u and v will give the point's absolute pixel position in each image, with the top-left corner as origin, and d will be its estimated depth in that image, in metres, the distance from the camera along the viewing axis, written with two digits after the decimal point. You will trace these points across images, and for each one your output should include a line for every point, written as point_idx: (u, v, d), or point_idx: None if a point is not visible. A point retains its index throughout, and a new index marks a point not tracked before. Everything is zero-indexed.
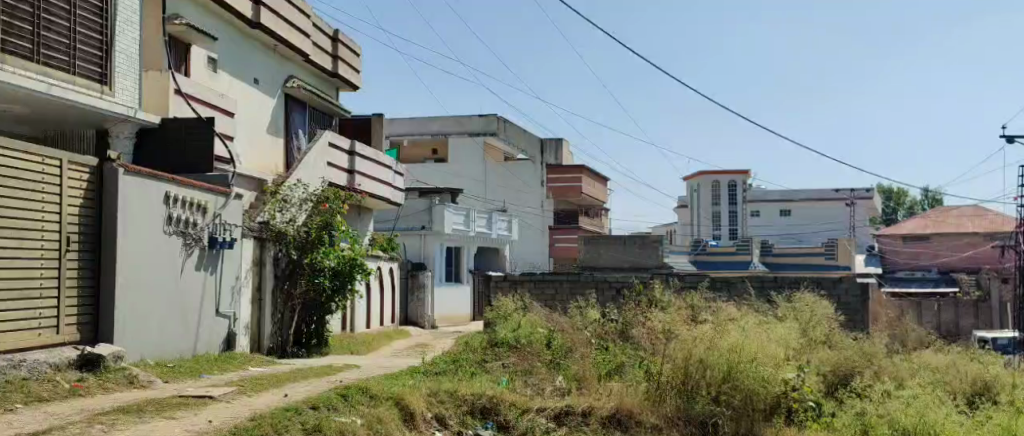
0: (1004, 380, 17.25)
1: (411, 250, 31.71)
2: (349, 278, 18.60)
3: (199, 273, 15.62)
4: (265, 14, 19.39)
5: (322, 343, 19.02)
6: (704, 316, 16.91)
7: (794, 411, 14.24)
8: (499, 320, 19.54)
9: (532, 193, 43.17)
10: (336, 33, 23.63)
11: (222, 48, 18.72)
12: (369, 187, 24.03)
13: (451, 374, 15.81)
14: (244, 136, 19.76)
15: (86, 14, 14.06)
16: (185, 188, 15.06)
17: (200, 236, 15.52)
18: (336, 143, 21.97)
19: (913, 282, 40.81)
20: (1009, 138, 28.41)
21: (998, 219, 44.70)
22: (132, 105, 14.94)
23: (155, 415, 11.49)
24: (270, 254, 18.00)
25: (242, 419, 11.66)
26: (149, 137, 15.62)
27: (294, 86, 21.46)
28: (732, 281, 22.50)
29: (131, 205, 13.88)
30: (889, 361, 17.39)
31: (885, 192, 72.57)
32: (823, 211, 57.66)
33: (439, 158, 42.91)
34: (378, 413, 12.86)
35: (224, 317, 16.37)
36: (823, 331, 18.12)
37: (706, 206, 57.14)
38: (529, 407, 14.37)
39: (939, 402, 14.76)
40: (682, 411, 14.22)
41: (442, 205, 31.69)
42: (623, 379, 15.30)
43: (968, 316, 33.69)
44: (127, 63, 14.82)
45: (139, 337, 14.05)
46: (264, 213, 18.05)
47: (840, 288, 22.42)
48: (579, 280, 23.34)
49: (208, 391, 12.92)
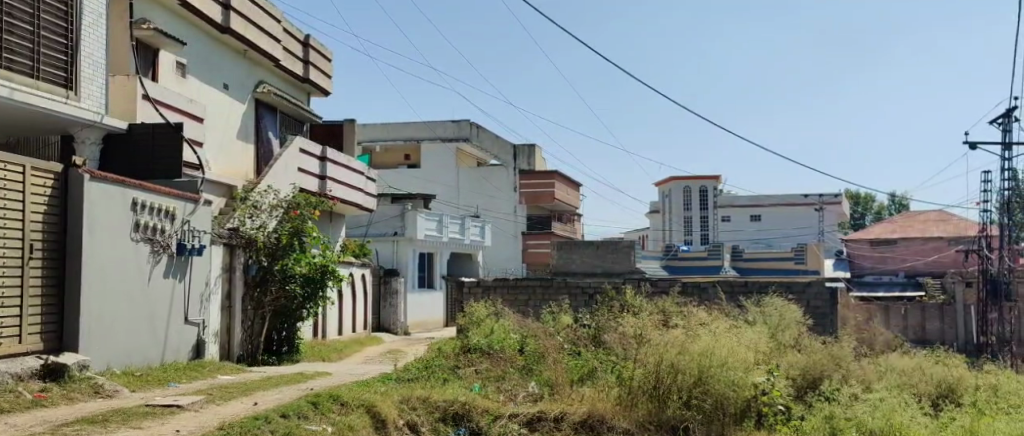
0: (968, 383, 17.49)
1: (384, 255, 31.48)
2: (320, 285, 18.44)
3: (167, 281, 15.44)
4: (235, 17, 19.25)
5: (294, 350, 18.98)
6: (675, 321, 16.85)
7: (764, 415, 14.26)
8: (472, 326, 19.41)
9: (504, 198, 42.58)
10: (307, 37, 23.54)
11: (192, 53, 18.56)
12: (342, 193, 23.90)
13: (424, 381, 15.76)
14: (214, 141, 19.58)
15: (51, 18, 13.88)
16: (153, 193, 14.88)
17: (169, 243, 15.33)
18: (306, 150, 21.84)
19: (881, 286, 41.21)
20: (972, 144, 28.78)
21: (963, 224, 45.20)
22: (99, 110, 14.81)
23: (121, 425, 11.35)
24: (240, 260, 17.77)
25: (212, 428, 11.54)
26: (115, 145, 15.44)
27: (265, 91, 21.29)
28: (704, 286, 22.75)
29: (97, 212, 13.71)
30: (857, 363, 17.54)
31: (853, 198, 73.22)
32: (793, 216, 58.08)
33: (413, 163, 42.95)
34: (349, 421, 12.83)
35: (193, 325, 16.17)
36: (793, 336, 18.32)
37: (678, 212, 57.37)
38: (503, 412, 14.39)
39: (905, 404, 14.89)
40: (655, 414, 14.31)
41: (414, 210, 31.64)
42: (597, 384, 15.34)
43: (933, 318, 34.02)
44: (93, 67, 14.62)
45: (105, 345, 13.85)
46: (235, 218, 18.27)
47: (809, 293, 22.50)
48: (554, 284, 23.25)
49: (176, 400, 12.77)
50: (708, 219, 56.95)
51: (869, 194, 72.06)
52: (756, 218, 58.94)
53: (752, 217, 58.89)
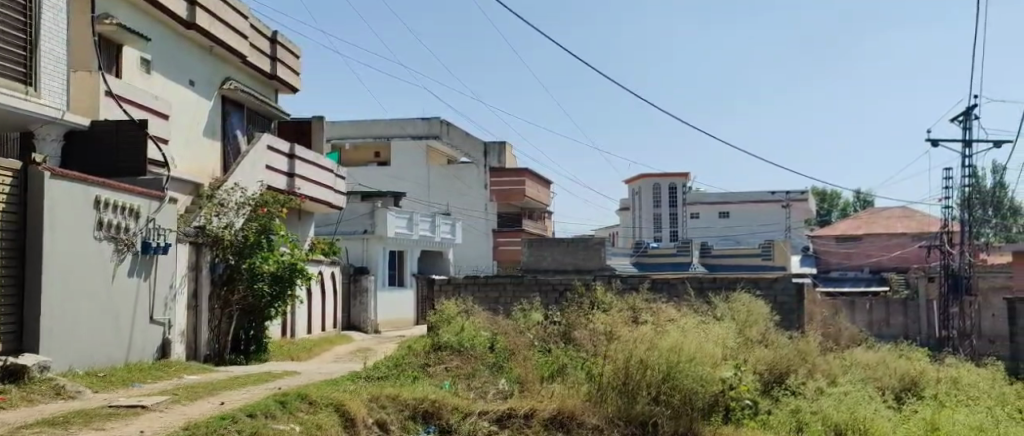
0: (929, 376, 17.78)
1: (355, 254, 31.35)
2: (289, 283, 18.28)
3: (131, 280, 15.21)
4: (201, 14, 19.02)
5: (261, 349, 18.73)
6: (644, 317, 16.81)
7: (732, 410, 14.46)
8: (442, 324, 19.23)
9: (475, 196, 42.58)
10: (274, 34, 23.31)
11: (156, 49, 18.30)
12: (310, 191, 23.66)
13: (393, 379, 15.67)
14: (180, 138, 19.33)
15: (8, 12, 13.63)
16: (116, 191, 14.63)
17: (133, 241, 15.10)
18: (274, 146, 21.61)
19: (846, 282, 41.64)
20: (933, 141, 29.11)
21: (926, 220, 45.71)
22: (60, 106, 14.58)
23: (82, 427, 11.17)
24: (207, 259, 17.53)
25: (176, 429, 11.38)
26: (77, 140, 15.34)
27: (231, 88, 21.05)
28: (672, 282, 22.78)
29: (57, 210, 13.48)
30: (823, 359, 17.69)
31: (819, 195, 73.92)
32: (760, 213, 58.30)
33: (382, 161, 42.78)
34: (316, 420, 12.72)
35: (158, 324, 15.93)
36: (758, 331, 18.41)
37: (647, 208, 57.45)
38: (472, 410, 14.25)
39: (869, 398, 15.02)
40: (624, 410, 14.14)
41: (384, 208, 31.58)
42: (566, 380, 15.28)
43: (897, 313, 34.42)
44: (54, 63, 14.38)
45: (67, 345, 13.62)
46: (200, 217, 18.03)
47: (775, 288, 22.51)
48: (524, 282, 23.18)
49: (140, 400, 12.58)
50: (678, 216, 57.00)
51: (835, 191, 72.77)
52: (724, 215, 59.19)
53: (720, 214, 59.17)
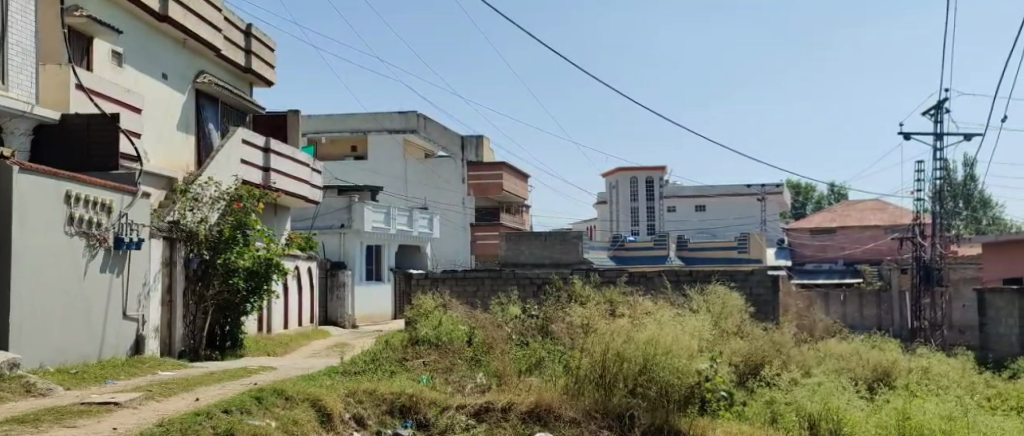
0: (901, 366, 17.90)
1: (331, 248, 31.29)
2: (265, 278, 18.19)
3: (104, 275, 15.08)
4: (174, 7, 18.87)
5: (237, 345, 18.66)
6: (621, 310, 16.85)
7: (707, 401, 14.36)
8: (420, 318, 19.15)
9: (454, 191, 42.89)
10: (249, 27, 23.14)
11: (128, 42, 18.15)
12: (286, 186, 23.59)
13: (370, 374, 15.64)
14: (154, 132, 19.18)
15: None
16: (88, 186, 14.49)
17: (105, 236, 14.96)
18: (249, 140, 21.50)
19: (821, 274, 41.85)
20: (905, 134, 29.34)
21: (898, 212, 46.06)
22: (30, 100, 14.48)
23: (54, 424, 11.08)
24: (181, 254, 17.45)
25: (151, 425, 11.31)
26: (46, 133, 15.13)
27: (207, 82, 20.94)
28: (649, 275, 22.70)
29: (27, 205, 13.34)
30: (796, 350, 17.84)
31: (794, 188, 74.36)
32: (734, 207, 58.56)
33: (360, 155, 42.40)
34: (293, 415, 12.66)
35: (132, 320, 15.80)
36: (735, 323, 18.46)
37: (625, 202, 57.53)
38: (449, 404, 14.23)
39: (842, 388, 15.13)
40: (600, 403, 14.21)
41: (362, 202, 31.35)
42: (544, 374, 15.33)
43: (871, 305, 34.51)
44: (24, 56, 14.27)
45: (38, 342, 13.51)
46: (174, 211, 17.53)
47: (750, 280, 22.57)
48: (502, 275, 23.08)
49: (114, 397, 12.49)
50: (655, 210, 57.09)
51: (810, 184, 73.21)
52: (700, 209, 59.30)
53: (697, 208, 59.29)
